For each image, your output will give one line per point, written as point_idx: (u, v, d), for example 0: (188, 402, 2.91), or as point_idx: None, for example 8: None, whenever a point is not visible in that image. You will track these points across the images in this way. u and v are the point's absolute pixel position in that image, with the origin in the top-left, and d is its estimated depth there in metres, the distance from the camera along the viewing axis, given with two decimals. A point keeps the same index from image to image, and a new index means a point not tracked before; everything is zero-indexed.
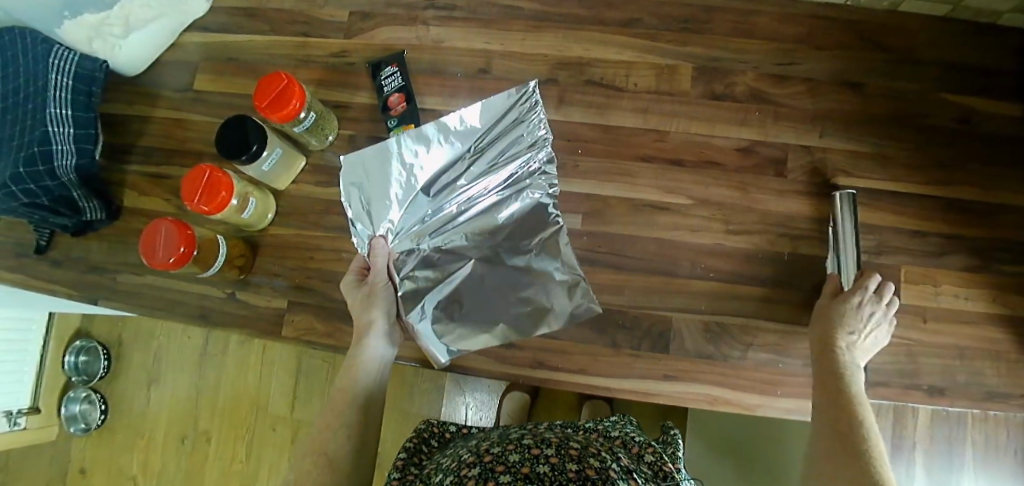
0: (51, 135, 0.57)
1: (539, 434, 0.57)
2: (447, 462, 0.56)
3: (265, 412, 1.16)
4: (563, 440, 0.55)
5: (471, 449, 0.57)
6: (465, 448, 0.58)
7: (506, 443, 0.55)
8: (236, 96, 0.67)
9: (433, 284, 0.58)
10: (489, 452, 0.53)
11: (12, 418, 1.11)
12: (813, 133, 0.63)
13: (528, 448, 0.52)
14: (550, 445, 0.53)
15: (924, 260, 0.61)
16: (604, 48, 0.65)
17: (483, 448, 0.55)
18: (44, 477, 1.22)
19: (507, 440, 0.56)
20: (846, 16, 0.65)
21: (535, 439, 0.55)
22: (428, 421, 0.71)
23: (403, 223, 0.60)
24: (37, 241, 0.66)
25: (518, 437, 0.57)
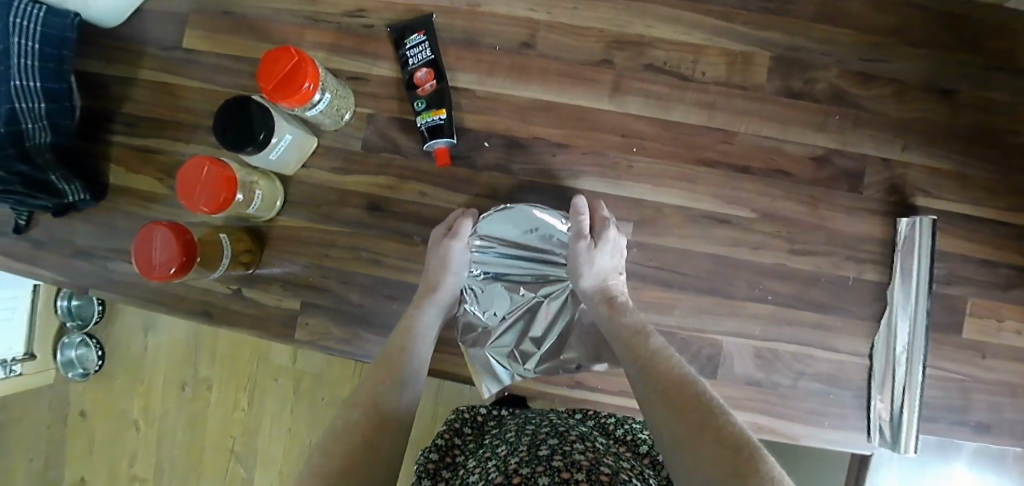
0: (18, 113, 0.49)
1: (570, 454, 0.46)
2: (472, 477, 0.48)
3: (267, 364, 0.96)
4: (593, 464, 0.45)
5: (497, 463, 0.47)
6: (492, 458, 0.49)
7: (534, 463, 0.45)
8: (236, 60, 0.59)
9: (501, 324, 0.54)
10: (517, 473, 0.44)
11: (7, 366, 0.89)
12: (894, 145, 0.55)
13: (557, 471, 0.42)
14: (581, 469, 0.43)
15: (993, 293, 0.56)
16: (669, 26, 0.55)
17: (510, 466, 0.45)
18: None
19: (536, 457, 0.46)
20: (950, 7, 0.55)
21: (565, 460, 0.44)
22: (457, 410, 0.65)
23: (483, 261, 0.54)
24: (16, 221, 0.60)
25: (547, 453, 0.46)
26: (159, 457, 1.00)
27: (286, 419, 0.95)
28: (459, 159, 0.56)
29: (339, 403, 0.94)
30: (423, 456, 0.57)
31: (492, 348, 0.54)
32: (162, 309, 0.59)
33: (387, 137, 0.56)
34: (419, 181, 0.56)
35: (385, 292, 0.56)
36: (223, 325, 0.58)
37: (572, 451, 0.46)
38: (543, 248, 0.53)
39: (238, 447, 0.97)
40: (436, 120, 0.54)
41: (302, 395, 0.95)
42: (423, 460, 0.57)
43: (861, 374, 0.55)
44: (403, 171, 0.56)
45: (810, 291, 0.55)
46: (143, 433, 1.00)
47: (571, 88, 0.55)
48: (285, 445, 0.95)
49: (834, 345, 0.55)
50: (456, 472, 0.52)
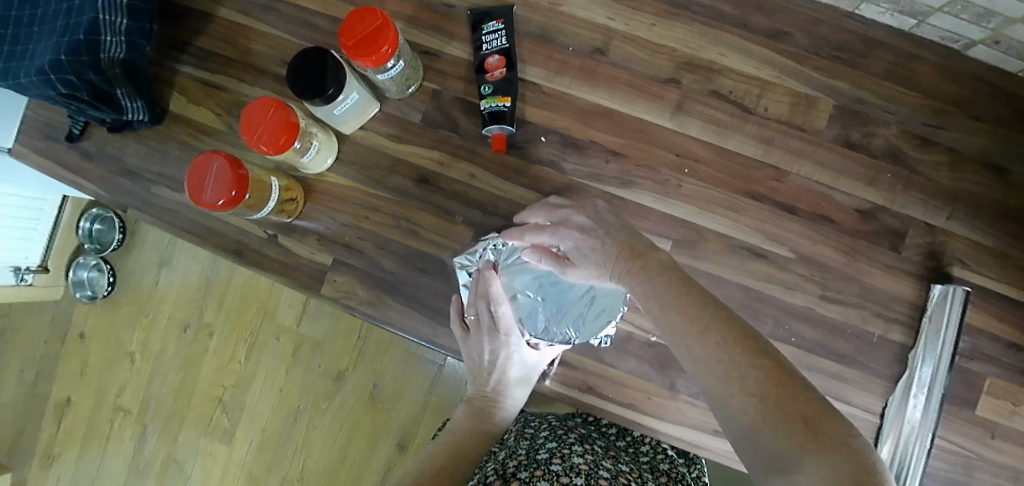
0: (100, 24, 0.51)
1: (569, 457, 0.46)
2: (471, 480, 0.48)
3: (272, 320, 0.97)
4: (592, 468, 0.45)
5: (497, 467, 0.48)
6: (492, 463, 0.50)
7: (533, 466, 0.45)
8: (315, 14, 0.60)
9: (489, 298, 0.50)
10: (516, 477, 0.44)
11: (19, 273, 0.90)
12: (941, 213, 0.56)
13: (556, 476, 0.43)
14: (580, 474, 0.44)
15: (1013, 376, 0.56)
16: (741, 57, 0.56)
17: (509, 470, 0.46)
18: (21, 338, 1.04)
19: (535, 461, 0.46)
20: (1017, 89, 0.56)
21: (564, 464, 0.45)
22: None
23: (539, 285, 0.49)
24: (70, 129, 0.62)
25: (545, 457, 0.47)
26: (148, 394, 1.00)
27: (280, 377, 0.96)
28: (514, 148, 0.56)
29: (334, 374, 0.94)
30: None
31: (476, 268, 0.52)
32: (196, 241, 0.60)
33: (447, 114, 0.57)
34: (471, 162, 0.57)
35: (418, 264, 0.57)
36: (254, 267, 0.59)
37: (571, 455, 0.47)
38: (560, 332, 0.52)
39: (227, 398, 0.97)
40: (500, 106, 0.55)
41: (301, 357, 0.95)
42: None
43: (870, 431, 0.55)
44: (457, 149, 0.57)
45: (834, 340, 0.55)
46: (136, 368, 1.01)
47: (635, 100, 0.56)
48: (274, 404, 0.95)
49: (847, 397, 0.55)
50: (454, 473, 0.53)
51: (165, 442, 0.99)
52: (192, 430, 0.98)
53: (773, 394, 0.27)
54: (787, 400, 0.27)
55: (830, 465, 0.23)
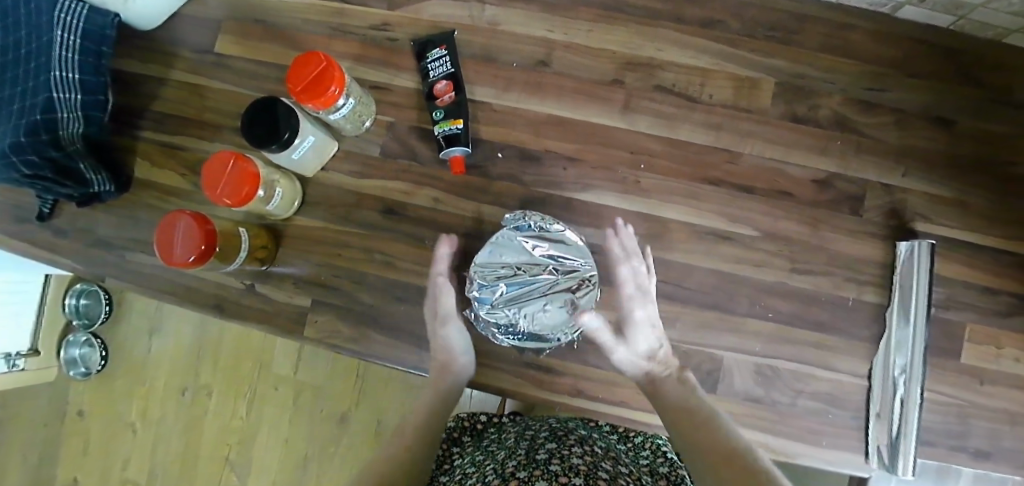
0: (55, 102, 0.53)
1: (568, 458, 0.47)
2: (469, 481, 0.49)
3: (269, 370, 0.97)
4: (591, 468, 0.46)
5: (496, 465, 0.48)
6: (490, 461, 0.50)
7: (532, 466, 0.46)
8: (266, 65, 0.62)
9: (500, 273, 0.50)
10: (515, 477, 0.45)
11: (11, 360, 0.90)
12: (894, 172, 0.57)
13: (556, 476, 0.44)
14: (579, 474, 0.45)
15: (991, 319, 0.57)
16: (679, 50, 0.58)
17: (508, 469, 0.46)
18: (22, 422, 1.03)
19: (534, 462, 0.47)
20: (946, 43, 0.58)
21: (563, 465, 0.46)
22: (457, 417, 0.65)
23: (534, 279, 0.50)
24: (40, 208, 0.64)
25: (545, 457, 0.47)
26: (154, 462, 1.00)
27: (283, 425, 0.96)
28: (473, 168, 0.58)
29: (337, 414, 0.94)
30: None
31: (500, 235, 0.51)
32: (177, 302, 0.61)
33: (405, 144, 0.59)
34: (433, 188, 0.58)
35: (395, 294, 0.58)
36: (235, 319, 0.60)
37: (570, 456, 0.47)
38: (522, 326, 0.51)
39: (234, 454, 0.97)
40: (454, 129, 0.56)
41: (302, 404, 0.95)
42: None
43: (860, 394, 0.56)
44: (418, 177, 0.58)
45: (811, 310, 0.56)
46: (139, 435, 1.00)
47: (584, 105, 0.58)
48: (281, 453, 0.95)
49: (834, 364, 0.56)
50: (453, 473, 0.53)
51: None
52: None
53: None
54: None
55: None
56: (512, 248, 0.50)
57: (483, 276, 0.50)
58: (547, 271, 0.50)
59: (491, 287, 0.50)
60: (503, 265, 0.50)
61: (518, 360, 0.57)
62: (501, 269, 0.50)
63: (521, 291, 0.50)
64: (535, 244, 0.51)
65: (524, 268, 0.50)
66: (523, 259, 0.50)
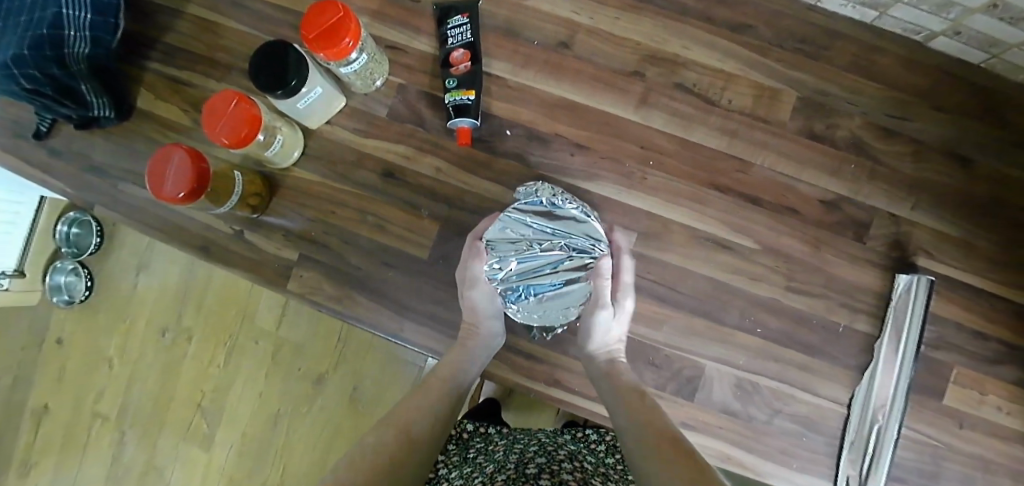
0: (64, 18, 0.52)
1: (558, 473, 0.46)
2: None
3: (251, 323, 0.96)
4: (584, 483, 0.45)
5: (485, 479, 0.47)
6: (479, 475, 0.49)
7: (522, 480, 0.45)
8: (283, 10, 0.60)
9: (510, 248, 0.50)
10: None
11: None
12: (904, 203, 0.56)
13: None
14: None
15: (980, 365, 0.57)
16: (705, 50, 0.57)
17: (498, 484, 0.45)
18: None
19: (524, 476, 0.46)
20: (976, 79, 0.57)
21: (553, 478, 0.45)
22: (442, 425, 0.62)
23: (546, 254, 0.50)
24: (38, 126, 0.63)
25: (535, 471, 0.46)
26: (126, 400, 0.99)
27: (258, 381, 0.95)
28: (479, 142, 0.56)
29: (314, 377, 0.93)
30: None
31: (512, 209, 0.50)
32: (163, 238, 0.60)
33: (413, 109, 0.57)
34: (436, 157, 0.57)
35: (384, 259, 0.57)
36: (220, 264, 0.59)
37: (560, 472, 0.47)
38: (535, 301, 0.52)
39: (207, 402, 0.96)
40: (464, 99, 0.55)
41: (280, 361, 0.95)
42: None
43: (837, 421, 0.55)
44: (423, 144, 0.57)
45: (800, 330, 0.55)
46: (114, 371, 1.00)
47: (600, 93, 0.56)
48: (253, 408, 0.95)
49: (816, 388, 0.55)
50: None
51: (143, 447, 0.98)
52: (171, 435, 0.97)
53: None
54: None
55: None
56: (523, 225, 0.50)
57: (494, 250, 0.50)
58: (554, 247, 0.50)
59: (500, 266, 0.50)
60: (513, 240, 0.50)
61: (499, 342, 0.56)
62: (508, 249, 0.50)
63: (531, 267, 0.50)
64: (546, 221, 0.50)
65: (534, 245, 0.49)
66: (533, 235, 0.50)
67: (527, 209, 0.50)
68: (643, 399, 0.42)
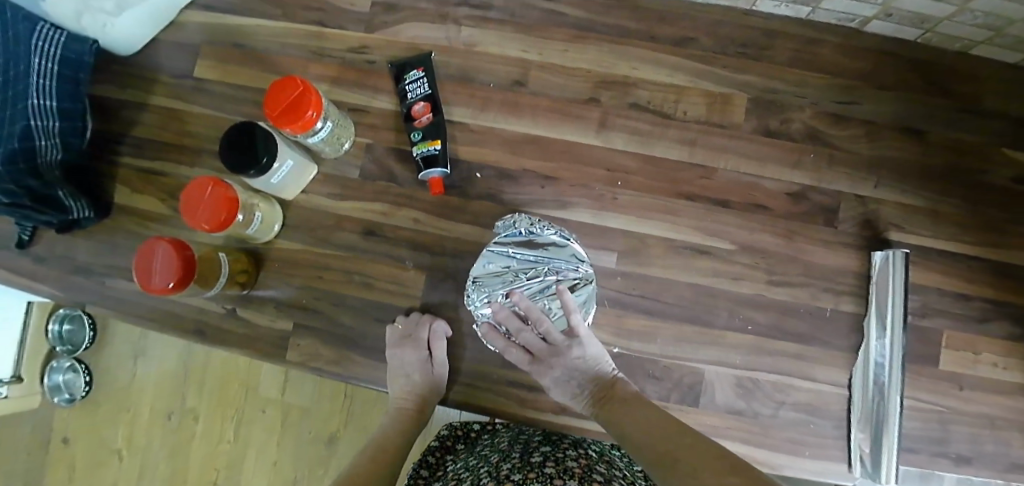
0: (33, 130, 0.53)
1: (563, 461, 0.48)
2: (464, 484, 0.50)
3: (256, 393, 0.96)
4: (587, 470, 0.47)
5: (490, 469, 0.49)
6: (485, 466, 0.51)
7: (526, 469, 0.47)
8: (244, 89, 0.62)
9: (500, 280, 0.54)
10: (509, 479, 0.46)
11: None
12: (867, 182, 0.58)
13: (551, 479, 0.44)
14: (574, 477, 0.45)
15: (967, 325, 0.58)
16: (653, 67, 0.59)
17: (503, 473, 0.47)
18: (7, 450, 1.02)
19: (529, 465, 0.47)
20: (913, 55, 0.60)
21: (558, 467, 0.46)
22: (449, 426, 0.65)
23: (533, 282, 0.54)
24: (19, 236, 0.64)
25: (539, 460, 0.48)
26: None
27: (271, 450, 0.95)
28: (452, 188, 0.58)
29: (326, 437, 0.93)
30: (413, 471, 0.60)
31: (497, 244, 0.54)
32: (157, 328, 0.61)
33: (384, 166, 0.59)
34: (413, 208, 0.58)
35: (377, 315, 0.58)
36: (216, 344, 0.59)
37: (564, 459, 0.48)
38: None
39: (222, 480, 0.96)
40: (431, 150, 0.57)
41: (290, 427, 0.94)
42: (412, 475, 0.59)
43: (841, 404, 0.56)
44: (398, 198, 0.58)
45: (790, 321, 0.57)
46: (126, 463, 0.99)
47: (560, 123, 0.58)
48: (270, 478, 0.94)
49: (814, 374, 0.56)
50: (446, 477, 0.55)
51: None
52: None
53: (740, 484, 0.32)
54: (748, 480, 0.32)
55: None
56: (508, 256, 0.54)
57: (485, 285, 0.54)
58: (540, 274, 0.54)
59: (491, 298, 0.54)
60: (502, 273, 0.54)
61: (500, 380, 0.56)
62: (498, 281, 0.54)
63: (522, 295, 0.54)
64: (529, 251, 0.54)
65: (519, 275, 0.54)
66: (519, 265, 0.54)
67: (511, 242, 0.54)
68: (688, 445, 0.37)
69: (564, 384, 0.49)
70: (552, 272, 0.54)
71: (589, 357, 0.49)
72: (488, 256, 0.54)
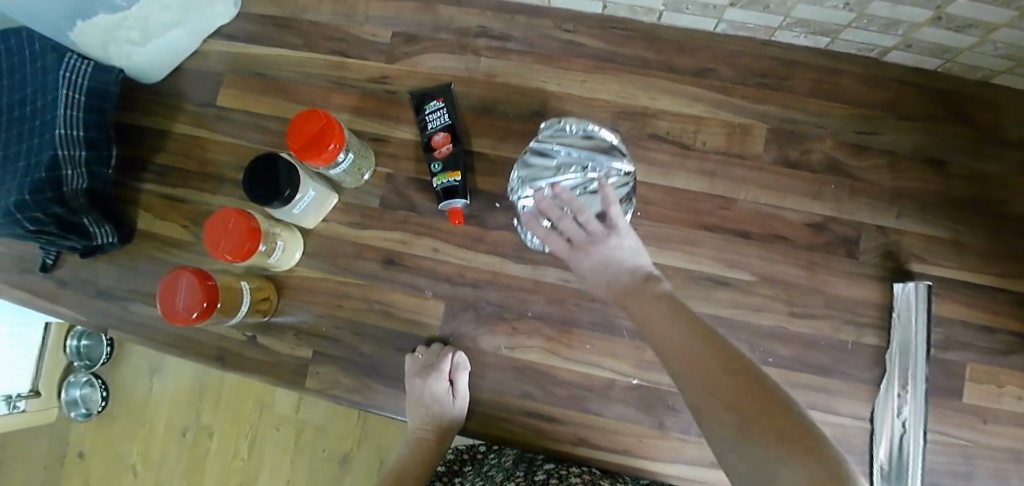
0: (60, 159, 0.54)
1: (566, 477, 0.51)
2: None
3: (271, 411, 0.96)
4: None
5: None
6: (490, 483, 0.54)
7: None
8: (267, 117, 0.63)
9: (542, 174, 0.53)
10: None
11: (12, 401, 0.90)
12: (888, 213, 0.58)
13: None
14: None
15: (992, 357, 0.57)
16: (672, 98, 0.59)
17: None
18: (24, 464, 1.03)
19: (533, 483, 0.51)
20: (934, 84, 0.59)
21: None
22: (456, 450, 0.64)
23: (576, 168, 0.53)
24: (43, 260, 0.65)
25: (543, 478, 0.52)
26: None
27: (285, 469, 0.95)
28: (472, 218, 0.58)
29: (340, 456, 0.93)
30: None
31: (541, 137, 0.54)
32: (178, 353, 0.62)
33: (404, 195, 0.59)
34: (432, 237, 0.59)
35: (396, 344, 0.58)
36: (236, 371, 0.60)
37: (568, 475, 0.52)
38: None
39: None
40: (451, 181, 0.56)
41: (304, 445, 0.94)
42: None
43: (864, 437, 0.55)
44: (418, 227, 0.59)
45: (811, 353, 0.56)
46: (140, 478, 0.99)
47: None
48: None
49: (836, 407, 0.56)
50: None
51: None
52: None
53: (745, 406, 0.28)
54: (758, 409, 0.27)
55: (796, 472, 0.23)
56: (551, 153, 0.53)
57: (528, 163, 0.54)
58: (583, 169, 0.53)
59: (533, 187, 0.54)
60: (544, 171, 0.53)
61: (520, 410, 0.56)
62: (543, 171, 0.53)
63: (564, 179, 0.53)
64: (574, 151, 0.54)
65: (562, 131, 0.54)
66: (561, 164, 0.53)
67: (554, 138, 0.54)
68: (692, 353, 0.32)
69: (599, 272, 0.43)
70: (594, 171, 0.53)
71: (625, 250, 0.43)
72: (532, 154, 0.54)
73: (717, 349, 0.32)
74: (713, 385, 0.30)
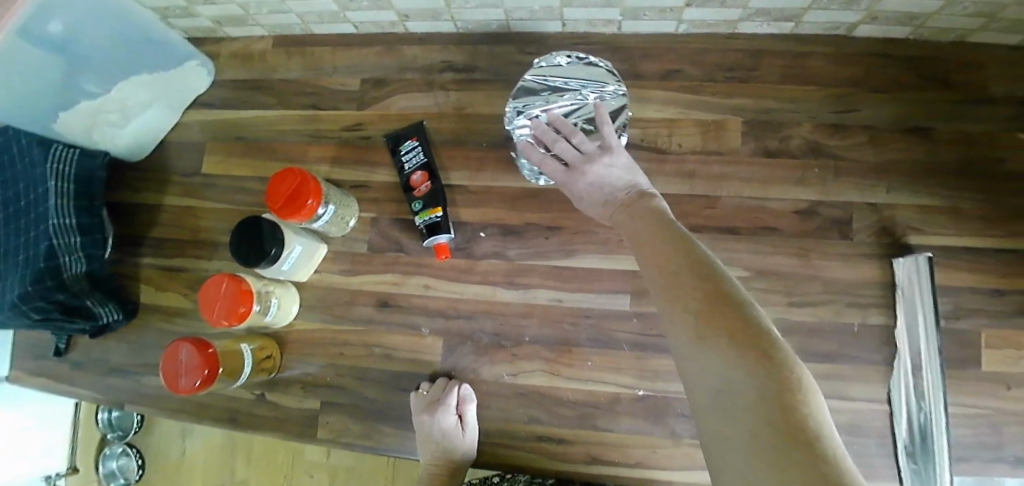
0: (57, 247, 0.56)
1: None
2: None
3: (301, 459, 0.98)
4: None
5: None
6: None
7: None
8: (251, 178, 0.64)
9: (537, 103, 0.55)
10: None
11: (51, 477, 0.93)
12: (876, 189, 0.57)
13: None
14: None
15: (1006, 321, 0.56)
16: (641, 105, 0.60)
17: None
18: None
19: None
20: (906, 52, 0.58)
21: None
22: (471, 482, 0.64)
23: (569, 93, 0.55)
24: (57, 344, 0.67)
25: None
26: None
27: None
28: (459, 250, 0.59)
29: None
30: None
31: (535, 70, 0.57)
32: (194, 419, 0.63)
33: (391, 236, 0.60)
34: (424, 275, 0.59)
35: (401, 384, 0.59)
36: (251, 429, 0.61)
37: None
38: None
39: None
40: (433, 217, 0.57)
41: None
42: None
43: (882, 421, 0.54)
44: (408, 266, 0.60)
45: (815, 341, 0.56)
46: None
47: None
48: None
49: (850, 393, 0.55)
50: None
51: None
52: None
53: (706, 311, 0.29)
54: (717, 317, 0.28)
55: (755, 384, 0.25)
56: (545, 83, 0.56)
57: (523, 94, 0.56)
58: (576, 95, 0.55)
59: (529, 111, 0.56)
60: (539, 99, 0.56)
61: (530, 435, 0.56)
62: (536, 100, 0.56)
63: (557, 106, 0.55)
64: (567, 81, 0.56)
65: (553, 61, 0.56)
66: (555, 93, 0.55)
67: (547, 72, 0.56)
68: (670, 262, 0.33)
69: (593, 191, 0.44)
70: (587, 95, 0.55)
71: (618, 171, 0.44)
72: (526, 86, 0.56)
73: (693, 260, 0.32)
74: (682, 287, 0.31)
